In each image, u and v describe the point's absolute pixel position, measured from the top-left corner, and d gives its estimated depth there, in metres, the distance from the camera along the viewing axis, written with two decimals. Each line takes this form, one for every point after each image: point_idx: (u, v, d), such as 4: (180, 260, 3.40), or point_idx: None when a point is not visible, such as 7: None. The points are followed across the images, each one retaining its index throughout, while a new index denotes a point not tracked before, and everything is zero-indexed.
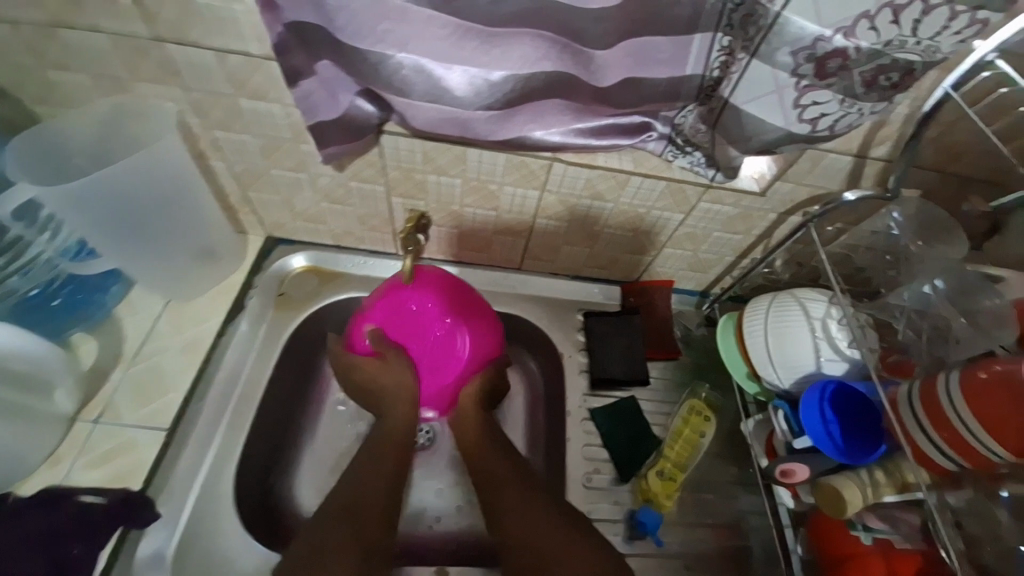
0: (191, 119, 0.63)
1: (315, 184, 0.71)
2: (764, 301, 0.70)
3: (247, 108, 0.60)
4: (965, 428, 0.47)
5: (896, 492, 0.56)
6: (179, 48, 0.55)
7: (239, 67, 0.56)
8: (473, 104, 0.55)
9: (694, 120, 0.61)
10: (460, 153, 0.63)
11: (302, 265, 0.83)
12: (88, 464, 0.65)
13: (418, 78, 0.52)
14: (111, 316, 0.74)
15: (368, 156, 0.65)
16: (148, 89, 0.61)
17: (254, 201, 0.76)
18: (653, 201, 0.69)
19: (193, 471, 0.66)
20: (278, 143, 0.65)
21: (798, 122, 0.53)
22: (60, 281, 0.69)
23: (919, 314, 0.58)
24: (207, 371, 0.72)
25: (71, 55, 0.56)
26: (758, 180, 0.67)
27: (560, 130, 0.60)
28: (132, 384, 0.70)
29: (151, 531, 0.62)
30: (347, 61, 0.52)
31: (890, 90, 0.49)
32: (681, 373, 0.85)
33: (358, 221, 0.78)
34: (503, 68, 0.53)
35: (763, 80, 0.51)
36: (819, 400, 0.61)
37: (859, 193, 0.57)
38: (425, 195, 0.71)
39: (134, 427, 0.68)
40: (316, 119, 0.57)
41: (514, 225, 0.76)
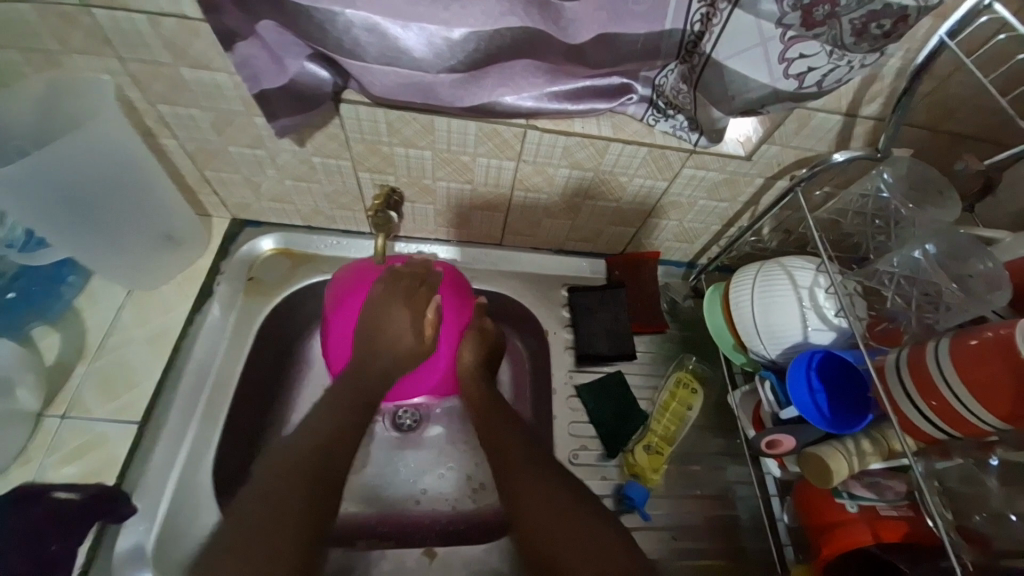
0: (132, 93, 0.58)
1: (277, 161, 0.67)
2: (751, 270, 0.68)
3: (191, 79, 0.56)
4: (954, 396, 0.45)
5: (881, 459, 0.55)
6: (108, 13, 0.50)
7: (176, 32, 0.51)
8: (434, 67, 0.51)
9: (675, 80, 0.56)
10: (427, 122, 0.59)
11: (271, 247, 0.79)
12: (58, 461, 0.63)
13: (370, 38, 0.49)
14: (72, 309, 0.71)
15: (329, 128, 0.61)
16: (82, 62, 0.56)
17: (213, 181, 0.71)
18: (635, 168, 0.66)
19: (167, 464, 0.64)
20: (230, 118, 0.61)
21: (784, 79, 0.50)
22: (10, 275, 0.66)
23: (910, 281, 0.55)
24: (176, 361, 0.69)
25: None
26: (743, 143, 0.64)
27: (533, 94, 0.56)
28: (98, 379, 0.68)
29: (127, 527, 0.60)
30: (294, 22, 0.48)
31: (882, 40, 0.45)
32: (667, 346, 0.83)
33: (326, 199, 0.74)
34: (464, 25, 0.49)
35: (745, 31, 0.48)
36: (806, 367, 0.60)
37: (848, 153, 0.54)
38: (394, 169, 0.67)
39: (104, 422, 0.65)
40: (260, 88, 0.53)
41: (490, 199, 0.73)
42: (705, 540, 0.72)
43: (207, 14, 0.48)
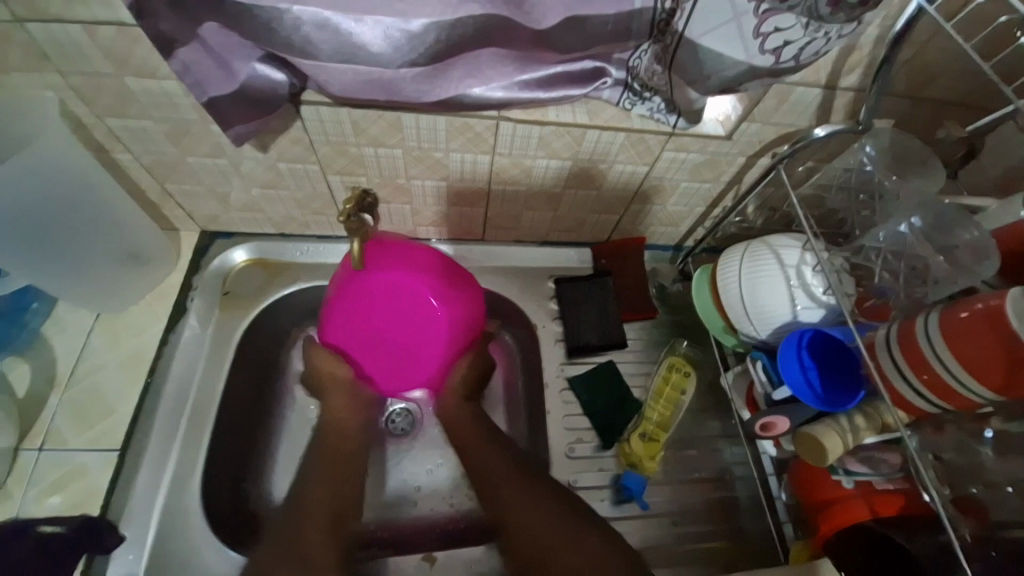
0: (77, 108, 0.55)
1: (241, 170, 0.64)
2: (738, 250, 0.67)
3: (139, 89, 0.52)
4: (945, 369, 0.45)
5: (876, 433, 0.55)
6: (39, 25, 0.46)
7: (115, 41, 0.48)
8: (394, 62, 0.48)
9: (650, 61, 0.55)
10: (394, 119, 0.56)
11: (244, 259, 0.76)
12: (39, 495, 0.61)
13: (323, 35, 0.46)
14: (40, 337, 0.68)
15: (292, 132, 0.58)
16: (20, 79, 0.52)
17: (177, 194, 0.68)
18: (614, 154, 0.64)
19: (152, 490, 0.62)
20: (186, 127, 0.57)
21: (760, 55, 0.48)
22: None
23: (895, 254, 0.54)
24: (154, 383, 0.67)
25: None
26: (723, 123, 0.62)
27: (503, 84, 0.54)
28: (74, 408, 0.65)
29: (116, 557, 0.58)
30: (238, 24, 0.45)
31: (859, 9, 0.43)
32: (658, 331, 0.82)
33: (298, 205, 0.71)
34: (421, 15, 0.46)
35: (719, 5, 0.46)
36: (797, 347, 0.59)
37: (830, 127, 0.53)
38: (365, 170, 0.65)
39: (81, 451, 0.63)
40: (208, 95, 0.50)
41: (468, 194, 0.71)
42: (705, 523, 0.72)
43: (139, 20, 0.44)
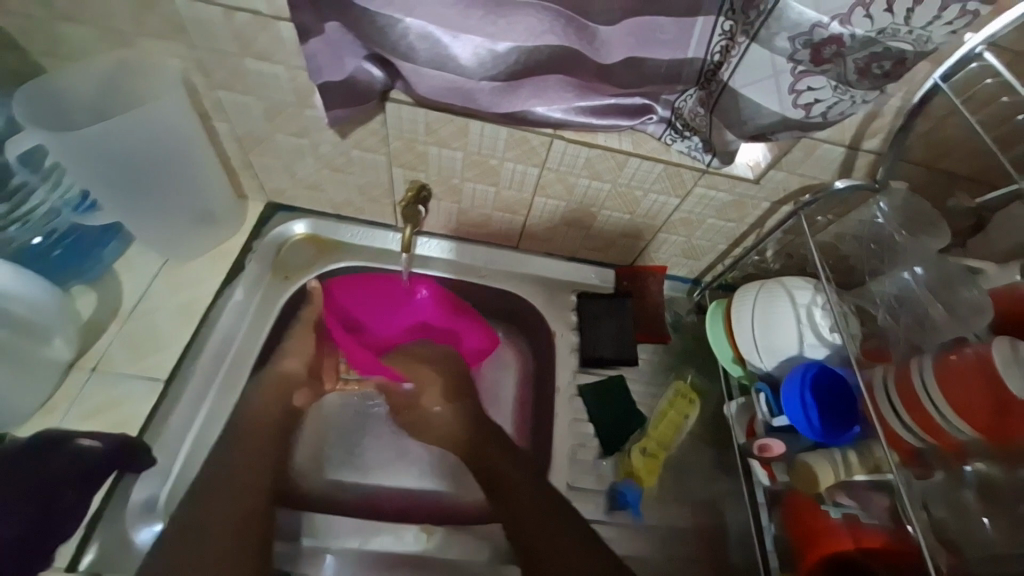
0: (195, 78, 0.63)
1: (317, 151, 0.72)
2: (753, 288, 0.72)
3: (253, 69, 0.61)
4: (937, 410, 0.49)
5: (865, 472, 0.59)
6: (188, 4, 0.55)
7: (247, 26, 0.56)
8: (476, 74, 0.56)
9: (693, 104, 0.61)
10: (463, 125, 0.64)
11: (302, 232, 0.83)
12: (82, 412, 0.66)
13: (423, 44, 0.53)
14: (111, 272, 0.74)
15: (372, 124, 0.66)
16: (152, 44, 0.60)
17: (256, 166, 0.76)
18: (650, 183, 0.71)
19: (186, 425, 0.67)
20: (282, 107, 0.66)
21: (792, 108, 0.55)
22: (59, 233, 0.69)
23: (898, 301, 0.59)
24: (203, 329, 0.73)
25: (76, 5, 0.56)
26: (753, 168, 0.68)
27: (562, 107, 0.61)
28: (126, 340, 0.70)
29: (143, 479, 0.63)
30: (358, 26, 0.53)
31: (881, 79, 0.50)
32: (669, 356, 0.86)
33: (358, 191, 0.79)
34: (508, 40, 0.54)
35: (761, 65, 0.53)
36: (801, 385, 0.62)
37: (850, 183, 0.59)
38: (426, 167, 0.72)
39: (129, 378, 0.68)
40: (323, 80, 0.58)
41: (512, 203, 0.78)
42: (692, 545, 0.74)
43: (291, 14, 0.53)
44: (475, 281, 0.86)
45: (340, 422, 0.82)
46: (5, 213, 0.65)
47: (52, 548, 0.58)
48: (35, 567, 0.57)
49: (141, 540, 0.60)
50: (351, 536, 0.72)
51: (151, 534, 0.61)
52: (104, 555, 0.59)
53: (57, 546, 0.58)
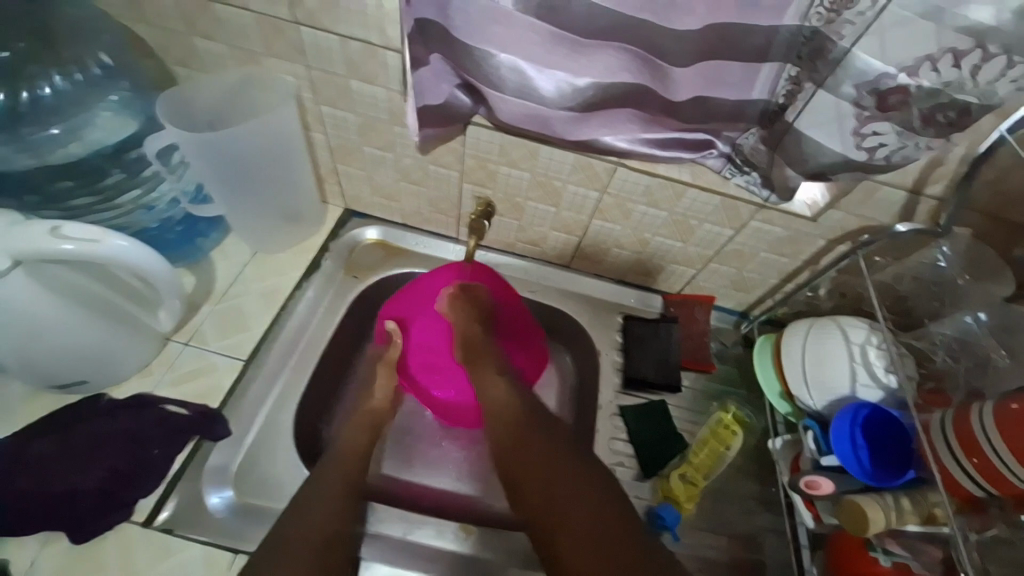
0: (306, 94, 0.73)
1: (398, 165, 0.80)
2: (804, 324, 0.73)
3: (356, 89, 0.69)
4: (997, 456, 0.48)
5: (919, 522, 0.57)
6: (312, 32, 0.64)
7: (358, 53, 0.64)
8: (555, 104, 0.62)
9: (755, 142, 0.65)
10: (534, 149, 0.70)
11: (373, 237, 0.91)
12: (173, 380, 0.73)
13: (512, 76, 0.60)
14: (207, 258, 0.83)
15: (451, 143, 0.72)
16: (275, 64, 0.70)
17: (342, 174, 0.85)
18: (706, 214, 0.74)
19: (261, 400, 0.74)
20: (375, 123, 0.74)
21: (855, 150, 0.57)
22: (175, 220, 0.78)
23: (960, 344, 0.60)
24: (281, 316, 0.80)
25: (219, 27, 0.66)
26: (810, 206, 0.70)
27: (627, 137, 0.66)
28: (217, 318, 0.79)
29: (221, 446, 0.70)
30: (456, 56, 0.60)
31: (948, 128, 0.52)
32: (712, 386, 0.87)
33: (428, 203, 0.86)
34: (587, 75, 0.59)
35: (825, 110, 0.56)
36: (851, 423, 0.63)
37: (912, 226, 0.61)
38: (494, 185, 0.78)
39: (215, 353, 0.76)
40: (423, 103, 0.64)
41: (569, 223, 0.82)
42: None
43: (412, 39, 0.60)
44: (524, 295, 0.91)
45: (395, 423, 0.87)
46: (136, 198, 0.74)
47: (133, 500, 0.64)
48: (118, 516, 0.62)
49: (211, 504, 0.66)
50: (395, 525, 0.72)
51: (220, 499, 0.67)
52: (177, 514, 0.65)
53: (138, 498, 0.64)
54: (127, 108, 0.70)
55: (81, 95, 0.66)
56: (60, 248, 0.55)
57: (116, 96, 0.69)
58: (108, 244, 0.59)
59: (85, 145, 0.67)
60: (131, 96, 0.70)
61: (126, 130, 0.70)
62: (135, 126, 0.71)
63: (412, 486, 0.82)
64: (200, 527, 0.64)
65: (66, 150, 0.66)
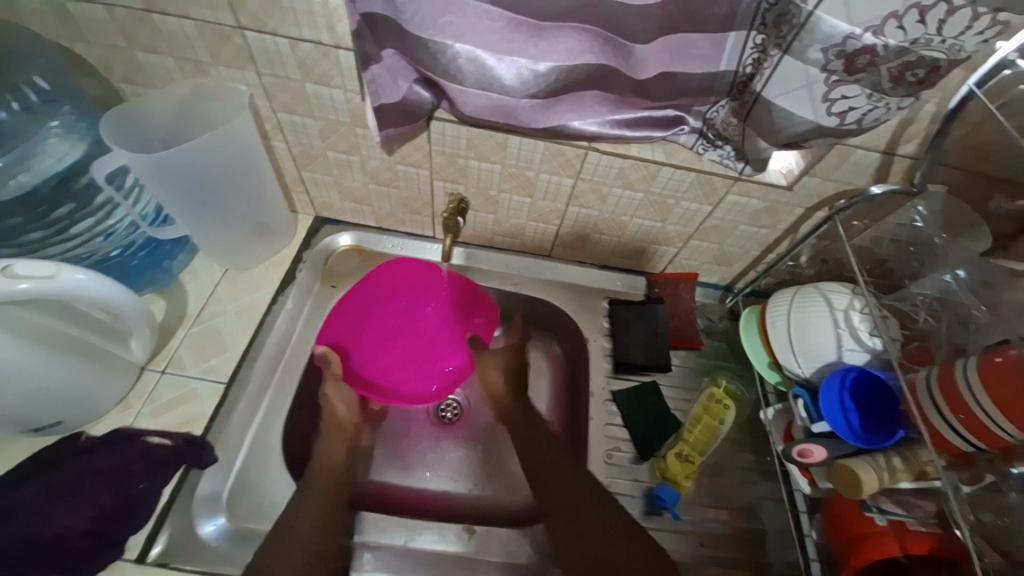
0: (261, 102, 0.69)
1: (365, 167, 0.77)
2: (788, 293, 0.73)
3: (312, 93, 0.66)
4: (982, 410, 0.49)
5: (911, 479, 0.59)
6: (259, 36, 0.60)
7: (310, 55, 0.62)
8: (519, 93, 0.60)
9: (726, 115, 0.64)
10: (502, 140, 0.68)
11: (347, 243, 0.89)
12: (154, 411, 0.71)
13: (471, 67, 0.57)
14: (177, 281, 0.80)
15: (418, 141, 0.70)
16: (225, 73, 0.66)
17: (308, 181, 0.82)
18: (683, 192, 0.73)
19: (246, 423, 0.72)
20: (336, 126, 0.71)
21: (826, 116, 0.56)
22: (137, 245, 0.75)
23: (940, 303, 0.61)
24: (260, 334, 0.78)
25: (159, 38, 0.62)
26: (786, 174, 0.70)
27: (597, 120, 0.64)
28: (194, 342, 0.76)
29: (208, 474, 0.68)
30: (413, 51, 0.57)
31: (917, 86, 0.51)
32: (702, 362, 0.87)
33: (400, 204, 0.84)
34: (549, 60, 0.57)
35: (793, 75, 0.54)
36: (838, 388, 0.63)
37: (886, 187, 0.61)
38: (466, 180, 0.76)
39: (196, 379, 0.74)
40: (379, 102, 0.62)
41: (546, 212, 0.81)
42: (731, 550, 0.74)
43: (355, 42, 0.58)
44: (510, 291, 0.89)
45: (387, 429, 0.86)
46: (91, 226, 0.71)
47: (124, 537, 0.62)
48: (109, 555, 0.61)
49: (205, 533, 0.65)
50: (396, 534, 0.72)
51: (214, 527, 0.65)
52: (171, 546, 0.63)
53: (129, 535, 0.63)
54: (73, 132, 0.66)
55: (21, 124, 0.63)
56: (15, 288, 0.52)
57: (58, 122, 0.65)
58: (67, 278, 0.56)
59: (36, 175, 0.64)
60: (75, 119, 0.66)
61: (74, 155, 0.67)
62: (83, 150, 0.68)
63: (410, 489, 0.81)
64: (197, 556, 0.63)
65: (16, 182, 0.63)
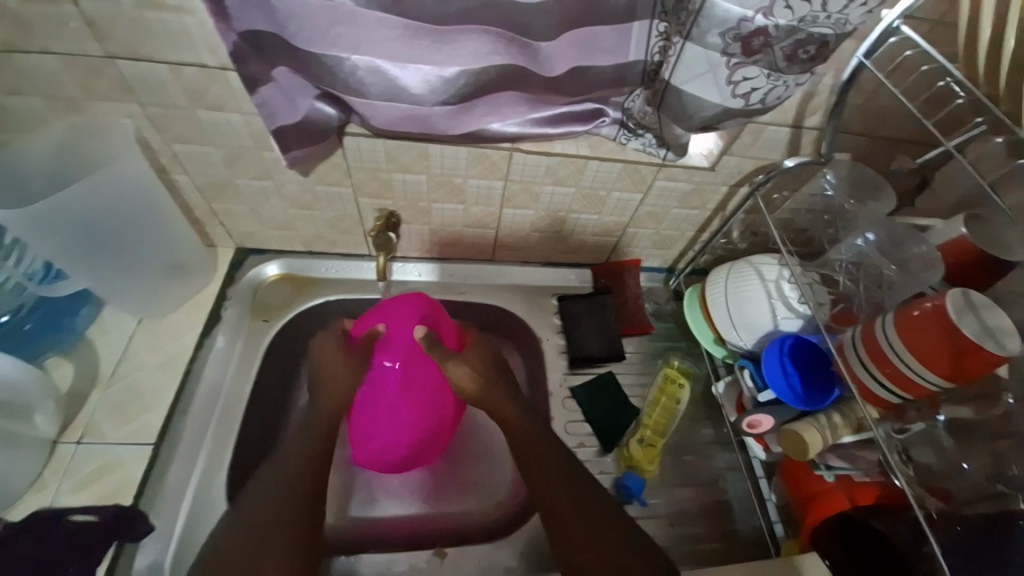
0: (150, 134, 0.63)
1: (282, 191, 0.72)
2: (723, 269, 0.75)
3: (208, 119, 0.61)
4: (903, 363, 0.52)
5: (852, 432, 0.60)
6: (134, 64, 0.55)
7: (196, 79, 0.57)
8: (429, 101, 0.57)
9: (641, 104, 0.64)
10: (423, 149, 0.65)
11: (275, 273, 0.84)
12: (72, 487, 0.64)
13: (373, 78, 0.55)
14: (84, 340, 0.73)
15: (334, 159, 0.66)
16: (103, 108, 0.60)
17: (222, 213, 0.76)
18: (613, 182, 0.73)
19: (182, 483, 0.66)
20: (241, 153, 0.66)
21: (732, 98, 0.57)
22: (28, 307, 0.68)
23: (856, 266, 0.64)
24: (188, 385, 0.72)
25: (16, 76, 0.55)
26: (707, 156, 0.72)
27: (517, 120, 0.63)
28: (111, 405, 0.69)
29: (144, 546, 0.62)
30: (308, 68, 0.54)
31: (810, 62, 0.53)
32: (654, 345, 0.89)
33: (328, 226, 0.79)
34: (454, 64, 0.55)
35: (696, 61, 0.55)
36: (779, 355, 0.66)
37: (798, 159, 0.63)
38: (393, 194, 0.73)
39: (118, 445, 0.67)
40: (276, 125, 0.59)
41: (481, 217, 0.79)
42: (703, 525, 0.76)
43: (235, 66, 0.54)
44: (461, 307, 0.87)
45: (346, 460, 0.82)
46: None
47: None
48: None
49: None
50: (367, 571, 0.69)
51: None
52: None
53: None
54: None
55: None
56: None
57: None
58: None
59: None
60: None
61: None
62: None
63: (377, 520, 0.78)
64: None
65: None
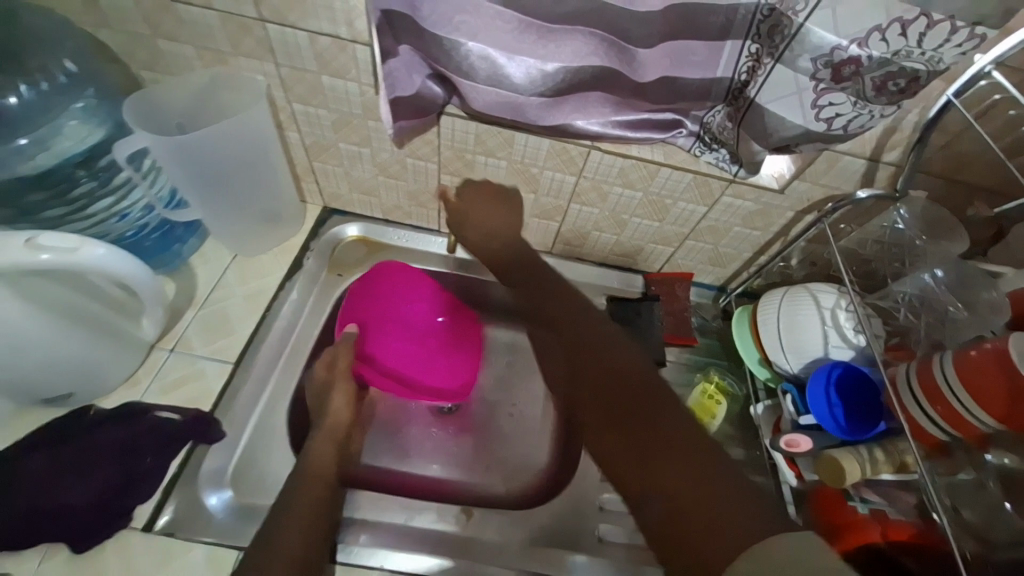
0: (277, 92, 0.72)
1: (375, 159, 0.80)
2: (778, 292, 0.76)
3: (328, 85, 0.69)
4: (957, 401, 0.52)
5: (893, 471, 0.61)
6: (279, 29, 0.63)
7: (328, 49, 0.65)
8: (527, 91, 0.63)
9: (722, 119, 0.67)
10: (509, 136, 0.71)
11: (354, 234, 0.91)
12: (161, 388, 0.73)
13: (483, 64, 0.60)
14: (187, 265, 0.83)
15: (427, 135, 0.73)
16: (245, 64, 0.69)
17: (318, 172, 0.84)
18: (680, 192, 0.76)
19: (252, 402, 0.74)
20: (349, 119, 0.74)
21: (815, 121, 0.60)
22: (150, 227, 0.78)
23: (920, 300, 0.64)
24: (267, 319, 0.80)
25: (182, 28, 0.65)
26: (777, 178, 0.73)
27: (600, 121, 0.68)
28: (202, 323, 0.78)
29: (214, 450, 0.69)
30: (427, 47, 0.61)
31: (898, 95, 0.55)
32: (695, 358, 0.90)
33: (408, 197, 0.86)
34: (556, 60, 0.61)
35: (786, 82, 0.57)
36: (826, 383, 0.66)
37: (872, 192, 0.64)
38: (473, 174, 0.79)
39: (204, 358, 0.76)
40: (394, 95, 0.65)
41: (549, 209, 0.83)
42: None
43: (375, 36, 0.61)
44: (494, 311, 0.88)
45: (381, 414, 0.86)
46: (108, 207, 0.73)
47: (130, 508, 0.64)
48: (117, 523, 0.63)
49: (210, 505, 0.66)
50: (396, 513, 0.73)
51: (219, 500, 0.67)
52: (177, 518, 0.65)
53: (135, 506, 0.64)
54: (94, 116, 0.68)
55: (46, 104, 0.64)
56: (37, 258, 0.55)
57: (82, 104, 0.67)
58: (86, 252, 0.58)
59: (54, 155, 0.65)
60: (98, 103, 0.68)
61: (93, 139, 0.68)
62: (103, 134, 0.69)
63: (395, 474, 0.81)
64: (201, 529, 0.64)
65: (36, 163, 0.64)
